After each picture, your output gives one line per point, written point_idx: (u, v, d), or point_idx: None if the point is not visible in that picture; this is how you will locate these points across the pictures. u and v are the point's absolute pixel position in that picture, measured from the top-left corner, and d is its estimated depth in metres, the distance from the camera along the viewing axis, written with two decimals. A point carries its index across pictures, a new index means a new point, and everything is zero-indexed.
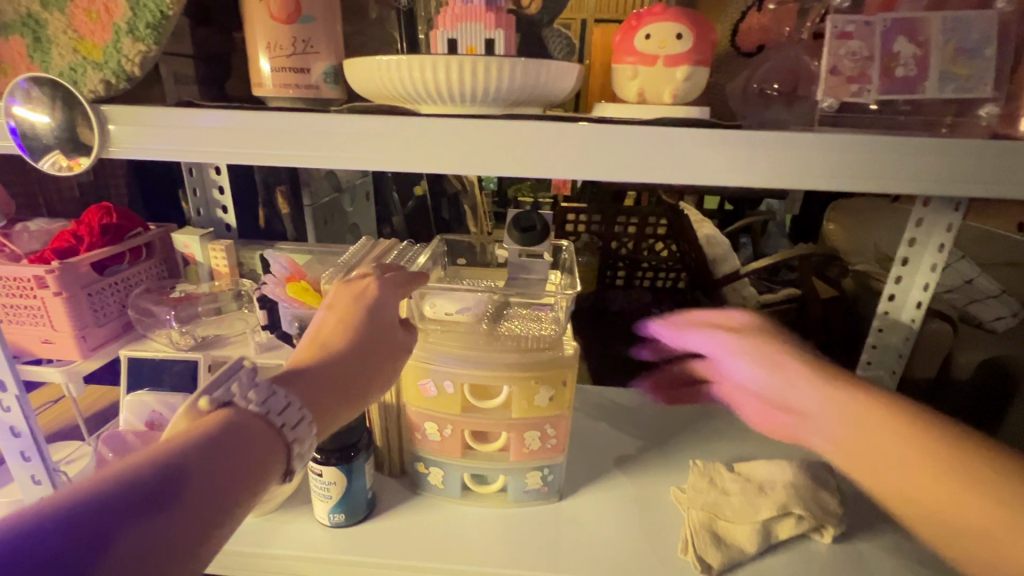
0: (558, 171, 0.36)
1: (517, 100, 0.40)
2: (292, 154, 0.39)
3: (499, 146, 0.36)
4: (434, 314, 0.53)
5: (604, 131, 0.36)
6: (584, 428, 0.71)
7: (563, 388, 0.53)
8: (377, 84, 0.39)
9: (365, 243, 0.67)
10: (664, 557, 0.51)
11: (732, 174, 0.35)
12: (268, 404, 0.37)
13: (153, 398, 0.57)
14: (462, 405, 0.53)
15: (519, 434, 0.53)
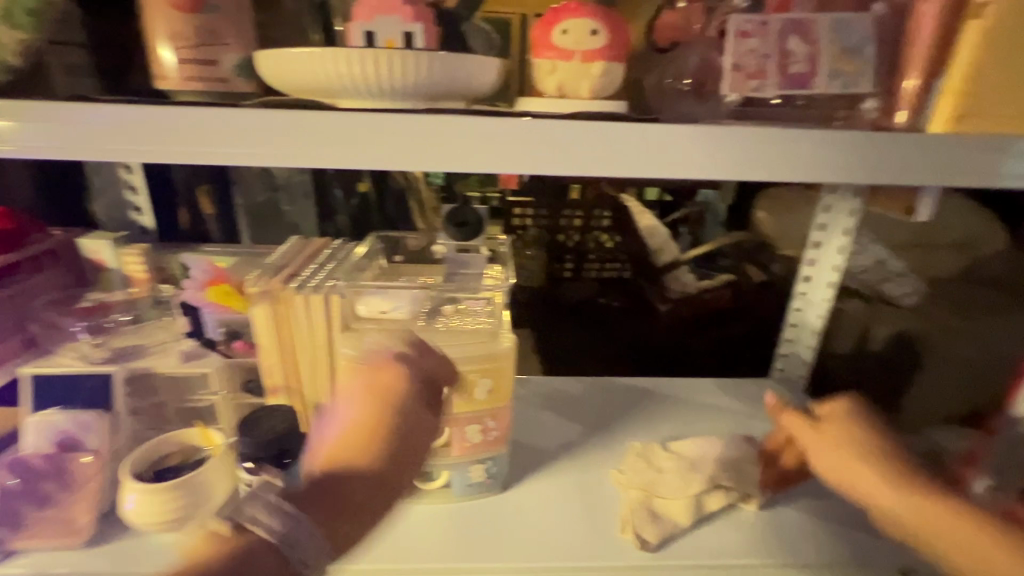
0: (483, 165, 0.37)
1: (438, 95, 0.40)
2: (203, 151, 0.36)
3: (423, 141, 0.36)
4: (368, 313, 0.53)
5: (526, 125, 0.36)
6: (529, 419, 0.72)
7: (503, 380, 0.53)
8: (292, 78, 0.38)
9: (295, 243, 0.64)
10: (606, 537, 0.53)
11: (650, 167, 0.37)
12: (288, 535, 0.36)
13: (62, 417, 0.52)
14: None
15: (461, 427, 0.53)
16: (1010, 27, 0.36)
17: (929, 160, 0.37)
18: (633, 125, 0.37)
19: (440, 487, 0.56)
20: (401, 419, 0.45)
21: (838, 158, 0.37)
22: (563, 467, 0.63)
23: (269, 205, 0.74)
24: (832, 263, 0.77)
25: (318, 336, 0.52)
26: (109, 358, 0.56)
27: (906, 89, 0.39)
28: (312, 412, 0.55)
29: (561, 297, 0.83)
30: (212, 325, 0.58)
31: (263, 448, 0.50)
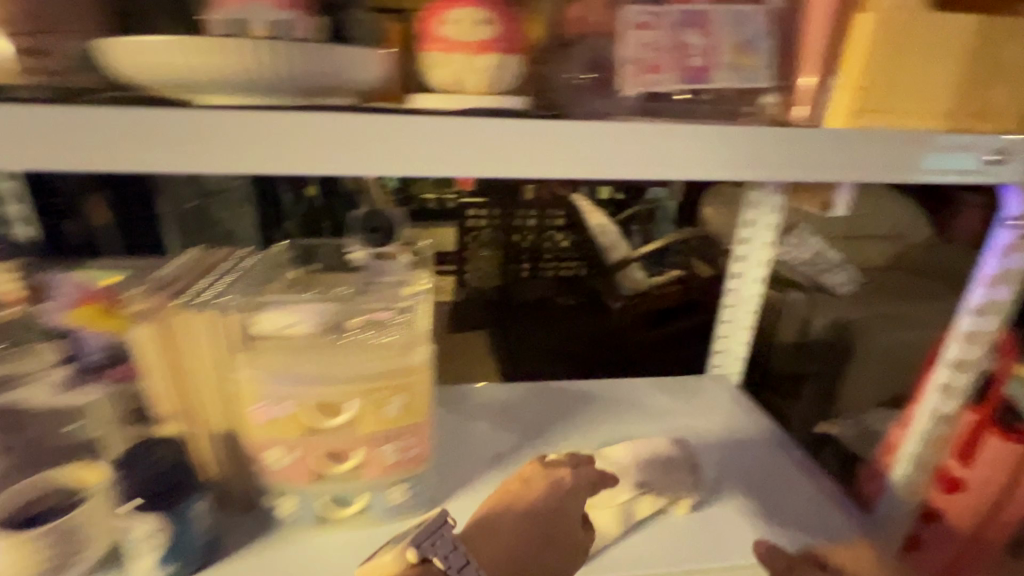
0: (366, 166, 0.34)
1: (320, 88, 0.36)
2: (28, 153, 0.31)
3: (299, 140, 0.33)
4: (265, 330, 0.48)
5: (410, 121, 0.34)
6: (462, 430, 0.69)
7: (419, 394, 0.50)
8: (139, 70, 0.34)
9: (195, 254, 0.58)
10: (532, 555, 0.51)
11: (548, 166, 0.35)
12: (452, 559, 0.46)
13: None
14: (307, 427, 0.48)
15: (375, 449, 0.50)
16: (900, 19, 0.36)
17: (824, 153, 0.37)
18: (525, 121, 0.35)
19: (357, 512, 0.52)
20: (559, 498, 0.55)
21: (736, 151, 0.36)
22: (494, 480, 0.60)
23: (192, 212, 0.68)
24: (760, 258, 0.80)
25: (211, 356, 0.48)
26: None
27: (803, 84, 0.39)
28: (210, 440, 0.50)
29: (517, 295, 0.81)
30: (91, 347, 0.50)
31: (150, 484, 0.47)
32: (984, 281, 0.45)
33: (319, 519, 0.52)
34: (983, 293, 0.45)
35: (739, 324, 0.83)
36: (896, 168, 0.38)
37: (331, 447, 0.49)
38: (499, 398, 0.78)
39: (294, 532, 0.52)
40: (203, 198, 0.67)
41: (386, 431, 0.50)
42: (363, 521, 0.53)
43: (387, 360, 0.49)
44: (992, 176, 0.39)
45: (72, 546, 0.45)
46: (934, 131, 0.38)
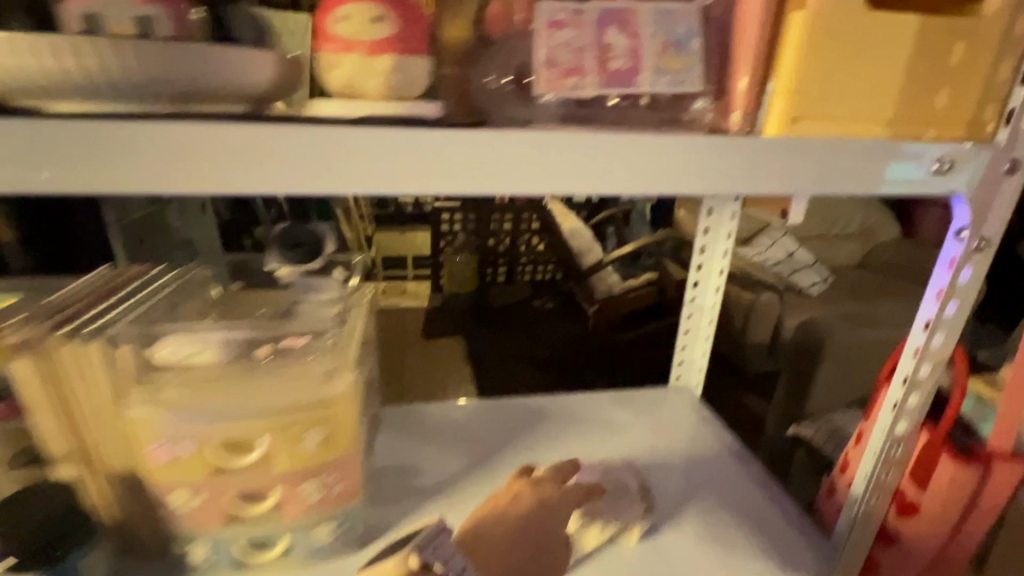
0: (245, 183, 0.30)
1: (198, 95, 0.32)
2: None
3: (160, 154, 0.28)
4: (170, 358, 0.44)
5: (295, 133, 0.30)
6: (404, 457, 0.65)
7: (341, 427, 0.46)
8: None
9: (103, 273, 0.53)
10: None
11: (461, 181, 0.32)
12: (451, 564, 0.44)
13: None
14: (214, 467, 0.44)
15: (293, 487, 0.46)
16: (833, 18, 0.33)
17: (762, 165, 0.34)
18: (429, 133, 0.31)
19: (278, 555, 0.48)
20: (542, 514, 0.52)
21: (661, 165, 0.33)
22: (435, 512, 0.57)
23: (152, 219, 0.73)
24: (718, 267, 0.76)
25: (100, 395, 0.42)
26: None
27: (739, 87, 0.35)
28: (107, 483, 0.45)
29: None
30: None
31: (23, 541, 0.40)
32: (937, 293, 0.42)
33: (237, 564, 0.48)
34: (936, 306, 0.42)
35: (699, 334, 0.80)
36: (839, 182, 0.36)
37: (243, 488, 0.45)
38: (444, 423, 0.73)
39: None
40: (159, 207, 0.73)
41: (304, 469, 0.45)
42: (286, 565, 0.49)
43: (304, 390, 0.45)
44: (936, 186, 0.37)
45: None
46: (876, 140, 0.36)
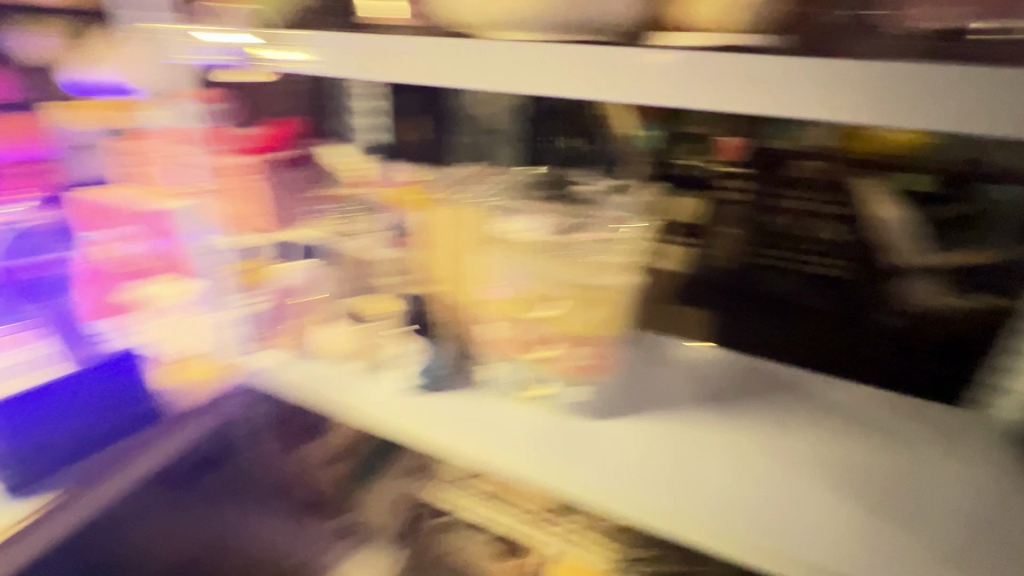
0: (623, 96, 0.40)
1: (580, 26, 0.42)
2: (393, 73, 0.46)
3: (576, 66, 0.41)
4: (511, 232, 0.57)
5: (635, 55, 0.39)
6: (651, 364, 0.71)
7: (619, 311, 0.57)
8: (478, 15, 0.44)
9: (486, 174, 0.63)
10: (709, 489, 0.53)
11: (768, 107, 0.37)
12: (732, 505, 0.52)
13: (304, 267, 0.73)
14: (528, 309, 0.58)
15: (571, 346, 0.58)
16: None
17: None
18: (761, 60, 0.36)
19: (548, 395, 0.61)
20: None
21: (1008, 100, 0.31)
22: (806, 506, 0.52)
23: None
24: None
25: (467, 242, 0.60)
26: (333, 233, 0.71)
27: None
28: (452, 303, 0.64)
29: (760, 284, 0.67)
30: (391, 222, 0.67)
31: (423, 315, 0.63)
32: None
33: (508, 393, 0.63)
34: None
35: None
36: None
37: (541, 334, 0.58)
38: (745, 403, 0.65)
39: (490, 394, 0.63)
40: None
41: (580, 315, 0.57)
42: (545, 406, 0.61)
43: (596, 276, 0.56)
44: None
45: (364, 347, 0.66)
46: None
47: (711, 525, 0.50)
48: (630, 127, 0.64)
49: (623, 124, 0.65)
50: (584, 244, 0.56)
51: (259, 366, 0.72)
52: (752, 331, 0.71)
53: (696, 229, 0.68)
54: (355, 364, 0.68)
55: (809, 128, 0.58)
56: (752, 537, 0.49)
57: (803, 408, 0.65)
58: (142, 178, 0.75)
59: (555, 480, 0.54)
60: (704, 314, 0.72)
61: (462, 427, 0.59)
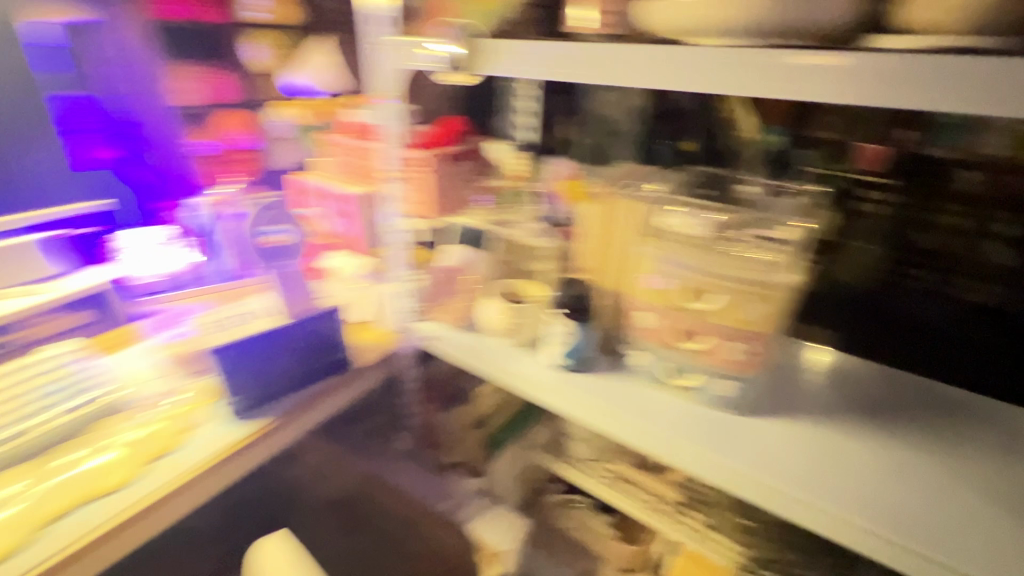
0: (824, 96, 0.41)
1: (782, 31, 0.44)
2: (593, 76, 0.52)
3: (775, 67, 0.43)
4: (672, 226, 0.60)
5: (842, 56, 0.40)
6: (794, 371, 0.72)
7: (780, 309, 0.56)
8: (677, 23, 0.47)
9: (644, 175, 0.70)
10: (867, 494, 0.51)
11: (998, 107, 0.35)
12: (893, 512, 0.49)
13: (464, 251, 0.80)
14: (681, 302, 0.60)
15: (724, 340, 0.59)
16: None
17: None
18: (995, 58, 0.35)
19: (692, 387, 0.63)
20: None
21: None
22: (952, 520, 0.49)
23: None
24: None
25: (630, 234, 0.64)
26: (496, 222, 0.79)
27: None
28: (605, 292, 0.69)
29: (903, 297, 0.68)
30: (555, 208, 0.75)
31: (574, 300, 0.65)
32: None
33: (658, 379, 0.65)
34: None
35: None
36: None
37: (693, 327, 0.60)
38: (900, 419, 0.63)
39: (638, 380, 0.67)
40: None
41: (737, 312, 0.57)
42: (689, 397, 0.63)
43: (759, 272, 0.56)
44: None
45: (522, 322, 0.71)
46: None
47: (832, 509, 0.50)
48: (754, 133, 0.72)
49: (748, 130, 0.73)
50: (745, 241, 0.58)
51: (420, 330, 0.79)
52: (897, 346, 0.71)
53: (835, 241, 0.71)
54: (508, 340, 0.73)
55: (969, 137, 0.59)
56: (877, 529, 0.48)
57: (975, 435, 0.60)
58: (342, 168, 0.91)
59: (677, 442, 0.58)
60: (836, 322, 0.75)
61: (607, 401, 0.63)
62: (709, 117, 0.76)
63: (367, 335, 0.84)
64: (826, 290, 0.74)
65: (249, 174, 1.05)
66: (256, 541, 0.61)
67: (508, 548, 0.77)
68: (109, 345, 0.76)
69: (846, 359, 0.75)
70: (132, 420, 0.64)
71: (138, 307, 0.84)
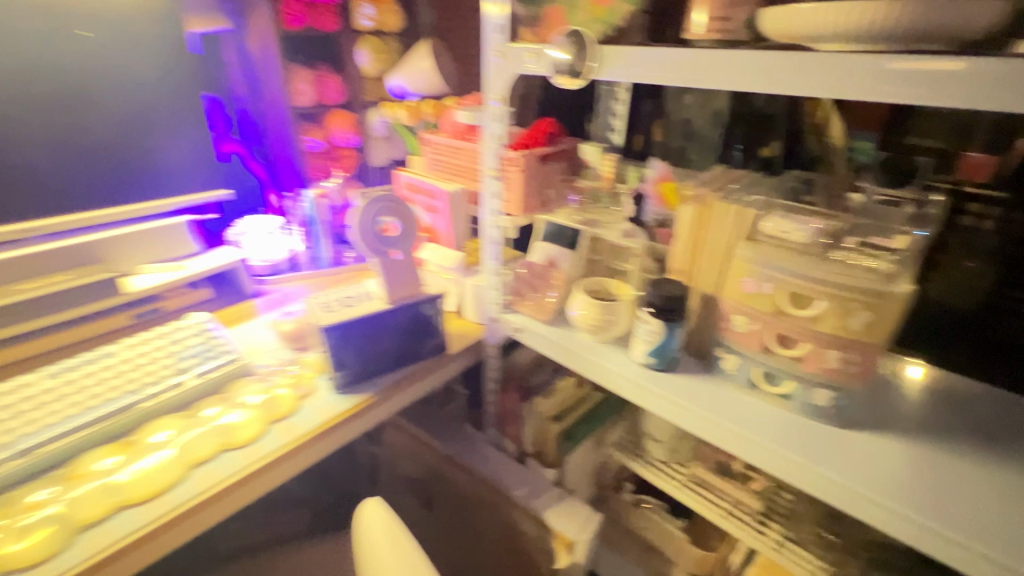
0: (960, 102, 0.40)
1: (915, 37, 0.43)
2: (701, 80, 0.53)
3: (905, 73, 0.42)
4: (772, 231, 0.60)
5: (985, 62, 0.38)
6: (895, 387, 0.69)
7: (886, 320, 0.54)
8: (799, 28, 0.48)
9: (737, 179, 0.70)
10: (977, 516, 0.50)
11: None
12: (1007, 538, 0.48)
13: (552, 248, 0.83)
14: (777, 308, 0.60)
15: (822, 348, 0.58)
16: None
17: None
18: None
19: (783, 394, 0.63)
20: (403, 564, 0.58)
21: None
22: None
23: None
24: None
25: (727, 238, 0.64)
26: (585, 223, 0.82)
27: None
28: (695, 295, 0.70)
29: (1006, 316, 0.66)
30: (650, 212, 0.79)
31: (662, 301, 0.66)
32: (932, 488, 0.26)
33: (747, 384, 0.65)
34: None
35: None
36: None
37: (788, 333, 0.60)
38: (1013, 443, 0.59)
39: (727, 383, 0.67)
40: None
41: (838, 321, 0.56)
42: (780, 403, 0.63)
43: (865, 279, 0.54)
44: None
45: (610, 318, 0.73)
46: None
47: (901, 509, 0.50)
48: (843, 139, 0.74)
49: (836, 136, 0.74)
50: (848, 249, 0.58)
51: (507, 322, 0.83)
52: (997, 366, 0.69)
53: (933, 255, 0.70)
54: (593, 337, 0.75)
55: None
56: (947, 531, 0.48)
57: None
58: (436, 165, 0.99)
59: (745, 435, 0.59)
60: (928, 339, 0.73)
61: (694, 402, 0.64)
62: (814, 123, 0.76)
63: (459, 325, 0.92)
64: (920, 304, 0.72)
65: (345, 169, 1.18)
66: (359, 507, 0.65)
67: (579, 539, 0.78)
68: (230, 317, 0.91)
69: (951, 378, 0.71)
70: (254, 383, 0.73)
71: (255, 286, 0.99)
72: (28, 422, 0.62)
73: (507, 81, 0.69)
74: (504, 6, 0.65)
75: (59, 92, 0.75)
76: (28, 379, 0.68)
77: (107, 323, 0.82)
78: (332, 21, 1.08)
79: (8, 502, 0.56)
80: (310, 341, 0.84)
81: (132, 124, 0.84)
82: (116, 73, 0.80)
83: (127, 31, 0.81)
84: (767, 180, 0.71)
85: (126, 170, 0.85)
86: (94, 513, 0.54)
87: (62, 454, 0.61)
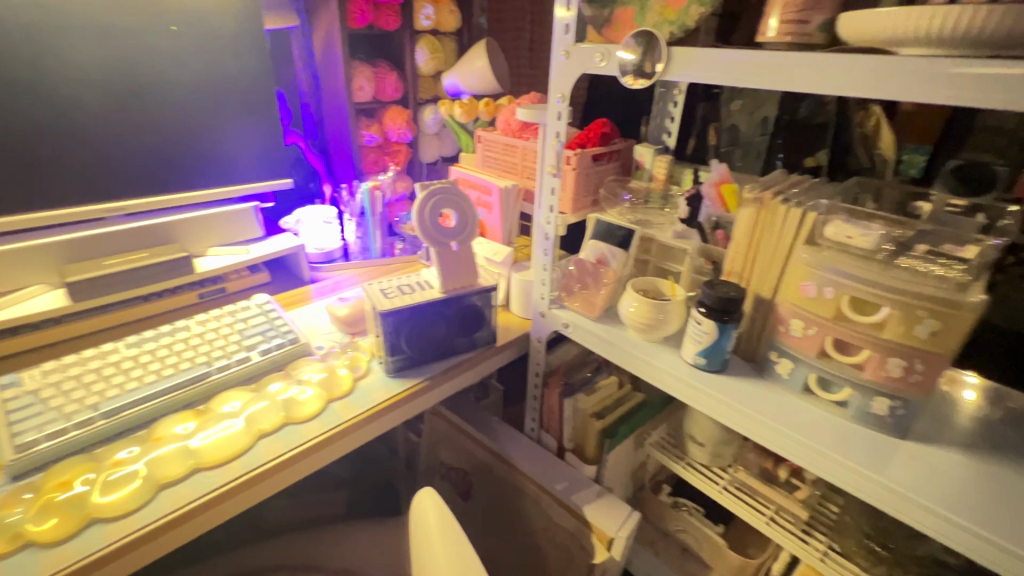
0: None
1: (1004, 44, 0.42)
2: (770, 83, 0.53)
3: (989, 76, 0.41)
4: (834, 235, 0.60)
5: None
6: (954, 403, 0.67)
7: (954, 331, 0.53)
8: (881, 32, 0.48)
9: (796, 181, 0.70)
10: None
11: None
12: None
13: (603, 246, 0.83)
14: (836, 313, 0.60)
15: (882, 356, 0.57)
16: None
17: None
18: None
19: (838, 402, 0.62)
20: (454, 558, 0.58)
21: None
22: None
23: None
24: None
25: (786, 241, 0.64)
26: (637, 222, 0.83)
27: None
28: (749, 298, 0.70)
29: None
30: (707, 214, 0.78)
31: (715, 302, 0.66)
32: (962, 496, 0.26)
33: (800, 390, 0.65)
34: None
35: None
36: None
37: (847, 338, 0.59)
38: None
39: (780, 388, 0.67)
40: None
41: (900, 328, 0.56)
42: (834, 410, 0.63)
43: (934, 286, 0.54)
44: None
45: (662, 318, 0.73)
46: None
47: (955, 518, 0.50)
48: (893, 150, 0.74)
49: (886, 147, 0.75)
50: (914, 257, 0.58)
51: (555, 317, 0.84)
52: None
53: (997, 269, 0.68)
54: (642, 336, 0.76)
55: None
56: (1001, 541, 0.48)
57: None
58: (490, 163, 1.02)
59: (797, 438, 0.59)
60: (984, 352, 0.72)
61: (744, 403, 0.64)
62: (868, 130, 0.76)
63: (505, 318, 0.94)
64: (981, 320, 0.71)
65: (397, 165, 1.21)
66: (413, 501, 0.67)
67: (617, 535, 0.78)
68: (289, 300, 0.95)
69: (1015, 396, 0.69)
70: (313, 362, 0.77)
71: (310, 273, 1.03)
72: (111, 386, 0.67)
73: (570, 80, 0.71)
74: (571, 7, 0.67)
75: (150, 84, 0.81)
76: (110, 346, 0.73)
77: (177, 300, 0.87)
78: (394, 19, 1.10)
79: (95, 458, 0.60)
80: (364, 327, 0.87)
81: (209, 114, 0.89)
82: (199, 67, 0.86)
83: (210, 26, 0.85)
84: (829, 185, 0.70)
85: (201, 158, 0.89)
86: (171, 472, 0.58)
87: (143, 418, 0.65)
